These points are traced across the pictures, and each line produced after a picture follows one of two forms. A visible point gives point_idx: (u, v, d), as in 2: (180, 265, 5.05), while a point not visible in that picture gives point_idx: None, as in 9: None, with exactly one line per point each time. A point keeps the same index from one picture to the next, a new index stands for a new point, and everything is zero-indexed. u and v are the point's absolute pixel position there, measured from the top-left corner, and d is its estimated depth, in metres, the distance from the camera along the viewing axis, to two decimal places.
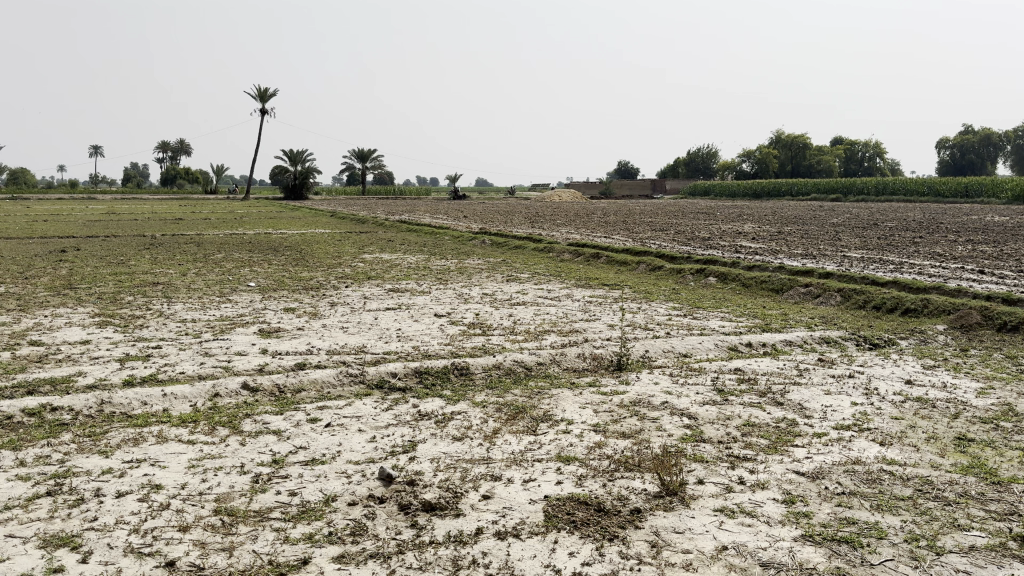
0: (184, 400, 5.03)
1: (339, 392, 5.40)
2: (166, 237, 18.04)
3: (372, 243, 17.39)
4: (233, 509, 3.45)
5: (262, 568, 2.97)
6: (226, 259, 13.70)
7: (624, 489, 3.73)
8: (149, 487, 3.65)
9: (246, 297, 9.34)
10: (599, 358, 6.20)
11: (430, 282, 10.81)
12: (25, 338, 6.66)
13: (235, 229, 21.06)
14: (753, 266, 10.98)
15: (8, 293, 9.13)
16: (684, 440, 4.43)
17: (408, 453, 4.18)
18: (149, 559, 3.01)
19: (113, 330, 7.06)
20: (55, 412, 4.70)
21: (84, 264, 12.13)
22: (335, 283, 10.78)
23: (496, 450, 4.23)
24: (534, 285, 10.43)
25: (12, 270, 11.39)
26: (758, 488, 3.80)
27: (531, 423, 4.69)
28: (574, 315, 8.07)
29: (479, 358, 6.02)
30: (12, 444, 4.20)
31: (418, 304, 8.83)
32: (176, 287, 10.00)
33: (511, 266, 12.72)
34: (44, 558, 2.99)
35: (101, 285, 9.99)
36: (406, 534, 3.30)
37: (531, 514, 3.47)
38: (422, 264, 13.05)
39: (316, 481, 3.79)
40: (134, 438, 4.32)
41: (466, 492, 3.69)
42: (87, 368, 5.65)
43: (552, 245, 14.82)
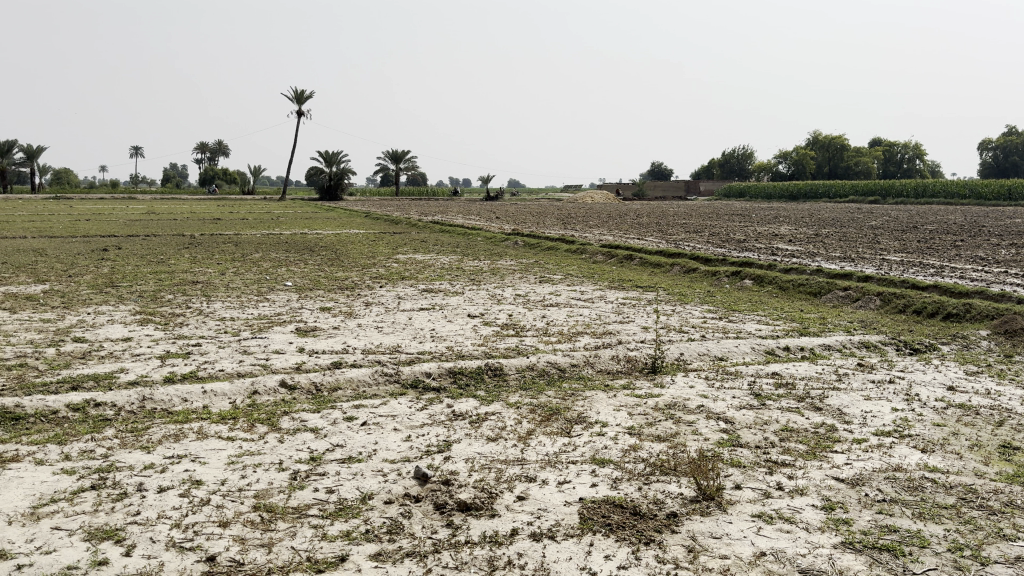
0: (223, 397, 5.11)
1: (374, 391, 5.44)
2: (205, 236, 18.25)
3: (406, 243, 17.48)
4: (272, 506, 3.49)
5: (300, 565, 3.00)
6: (264, 259, 13.89)
7: (660, 493, 3.71)
8: (190, 483, 3.71)
9: (282, 297, 9.44)
10: (634, 360, 6.17)
11: (464, 283, 10.82)
12: (69, 336, 6.78)
13: (272, 230, 21.25)
14: (791, 269, 10.82)
15: (52, 291, 9.31)
16: (721, 444, 4.39)
17: (443, 453, 4.20)
18: (190, 554, 3.06)
19: (154, 328, 7.17)
20: (99, 408, 4.80)
21: (125, 263, 12.33)
22: (370, 283, 10.86)
23: (530, 451, 4.22)
24: (567, 286, 10.40)
25: (56, 268, 11.59)
26: (796, 494, 3.75)
27: (565, 424, 4.68)
28: (607, 316, 8.04)
29: (514, 359, 6.03)
30: (57, 438, 4.30)
31: (452, 305, 8.87)
32: (215, 286, 10.14)
33: (544, 267, 12.70)
34: (89, 550, 3.05)
35: (142, 283, 10.17)
36: (442, 534, 3.31)
37: (565, 515, 3.46)
38: (455, 265, 13.11)
39: (353, 479, 3.82)
40: (175, 434, 4.39)
41: (501, 493, 3.69)
42: (129, 365, 5.76)
43: (585, 246, 14.80)
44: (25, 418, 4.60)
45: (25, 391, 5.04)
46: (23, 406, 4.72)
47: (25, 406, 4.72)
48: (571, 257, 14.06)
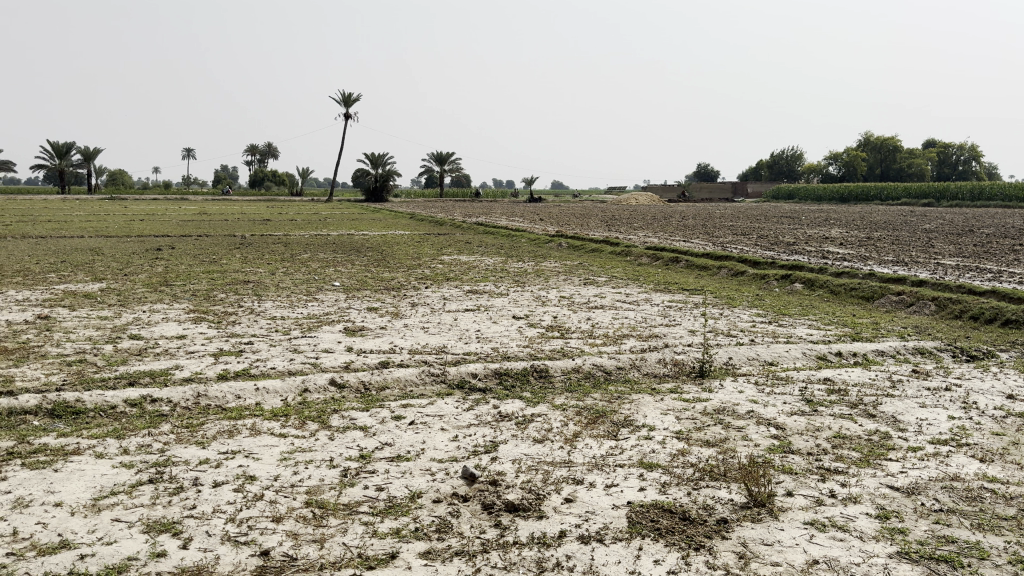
0: (274, 394, 5.20)
1: (421, 391, 5.48)
2: (255, 237, 18.64)
3: (451, 244, 17.58)
4: (324, 502, 3.54)
5: (351, 561, 3.04)
6: (312, 259, 14.13)
7: (710, 499, 3.66)
8: (244, 478, 3.78)
9: (330, 297, 9.57)
10: (681, 364, 6.11)
11: (508, 285, 10.85)
12: (126, 333, 6.98)
13: (320, 231, 21.59)
14: (842, 273, 10.62)
15: (109, 289, 9.57)
16: (772, 450, 4.32)
17: (490, 453, 4.21)
18: (245, 548, 3.11)
19: (208, 326, 7.33)
20: (155, 403, 4.92)
21: (179, 263, 12.62)
22: (415, 284, 10.96)
23: (577, 453, 4.21)
24: (612, 288, 10.35)
25: (112, 267, 11.92)
26: (850, 502, 3.67)
27: (611, 427, 4.66)
28: (653, 319, 7.99)
29: (559, 361, 6.02)
30: (116, 433, 4.42)
31: (497, 306, 8.89)
32: (265, 285, 10.32)
33: (589, 268, 12.66)
34: (148, 542, 3.13)
35: (194, 282, 10.41)
36: (490, 534, 3.32)
37: (614, 519, 3.44)
38: (499, 266, 13.15)
39: (402, 477, 3.86)
40: (229, 431, 4.48)
41: (549, 495, 3.69)
42: (184, 362, 5.89)
43: (630, 248, 14.73)
44: (86, 412, 4.74)
45: (85, 386, 5.19)
46: (84, 400, 4.86)
47: (85, 400, 4.86)
48: (617, 259, 13.99)
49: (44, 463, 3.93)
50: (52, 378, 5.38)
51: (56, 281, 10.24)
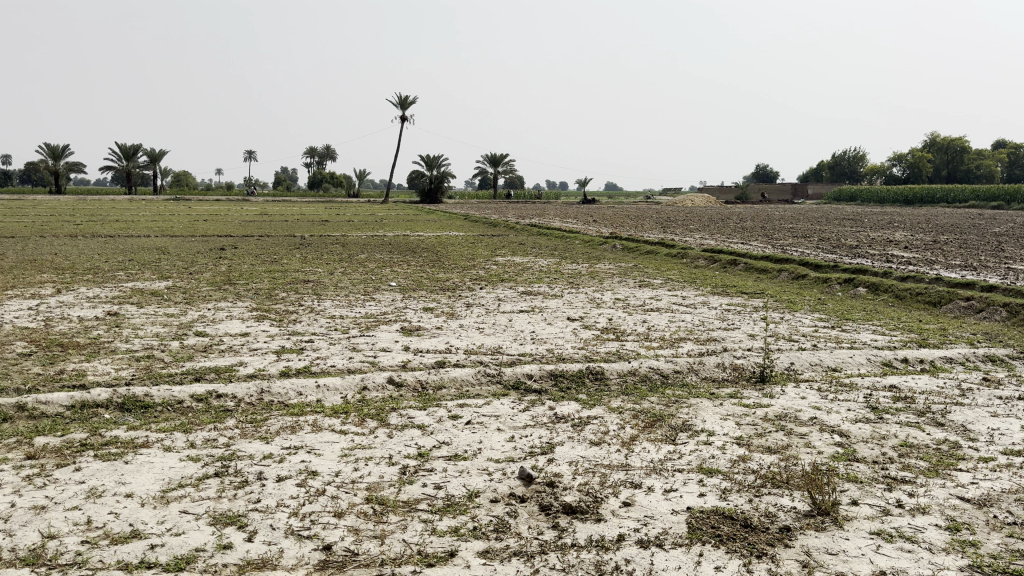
0: (334, 392, 5.29)
1: (477, 391, 5.50)
2: (314, 238, 19.00)
3: (505, 246, 17.64)
4: (384, 499, 3.59)
5: (411, 557, 3.07)
6: (369, 259, 14.37)
7: (772, 506, 3.60)
8: (306, 473, 3.86)
9: (387, 297, 9.69)
10: (740, 369, 6.01)
11: (562, 286, 10.84)
12: (192, 330, 7.17)
13: (377, 231, 21.93)
14: (908, 277, 10.32)
15: (175, 288, 9.85)
16: (836, 458, 4.22)
17: (547, 454, 4.21)
18: (308, 542, 3.17)
19: (269, 324, 7.49)
20: (220, 399, 5.05)
21: (240, 262, 12.92)
22: (470, 285, 11.04)
23: (634, 457, 4.18)
24: (667, 291, 10.25)
25: (178, 265, 12.28)
26: (918, 513, 3.56)
27: (669, 431, 4.61)
28: (711, 323, 7.87)
29: (616, 364, 5.98)
30: (183, 427, 4.55)
31: (552, 307, 8.89)
32: (325, 284, 10.52)
33: (644, 270, 12.56)
34: (215, 534, 3.21)
35: (257, 281, 10.66)
36: (548, 535, 3.32)
37: (673, 524, 3.41)
38: (553, 268, 13.13)
39: (459, 476, 3.88)
40: (291, 426, 4.58)
41: (606, 498, 3.67)
42: (248, 359, 6.04)
43: (687, 250, 14.56)
44: (154, 406, 4.89)
45: (154, 381, 5.36)
46: (152, 394, 5.02)
47: (154, 395, 5.01)
48: (672, 261, 13.86)
49: (115, 455, 4.07)
50: (122, 373, 5.57)
51: (125, 280, 10.58)
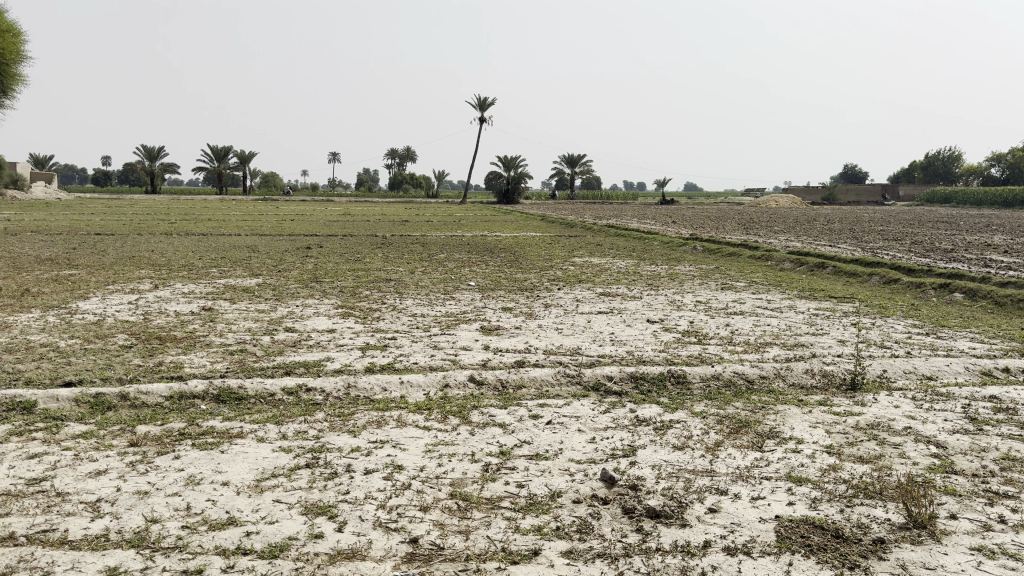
0: (418, 389, 5.39)
1: (558, 391, 5.51)
2: (396, 237, 19.30)
3: (583, 247, 17.56)
4: (467, 495, 3.63)
5: (495, 554, 3.10)
6: (448, 259, 14.56)
7: (865, 517, 3.49)
8: (392, 467, 3.94)
9: (466, 296, 9.76)
10: (830, 375, 5.84)
11: (642, 288, 10.73)
12: (281, 325, 7.41)
13: (456, 232, 22.15)
14: (1009, 283, 9.83)
15: (265, 284, 10.18)
16: (932, 469, 4.06)
17: (629, 457, 4.18)
18: (395, 535, 3.24)
19: (354, 322, 7.67)
20: (310, 392, 5.21)
21: (325, 261, 13.24)
22: (549, 285, 11.05)
23: (720, 463, 4.10)
24: (751, 294, 10.04)
25: (266, 263, 12.65)
26: (1022, 530, 3.39)
27: (756, 438, 4.51)
28: (798, 328, 7.65)
29: (698, 368, 5.90)
30: (274, 419, 4.71)
31: (632, 309, 8.81)
32: (406, 283, 10.70)
33: (726, 273, 12.34)
34: (307, 524, 3.32)
35: (341, 279, 10.93)
36: (632, 538, 3.30)
37: (761, 532, 3.34)
38: (633, 269, 12.99)
39: (541, 475, 3.90)
40: (377, 421, 4.69)
41: (691, 503, 3.62)
42: (334, 355, 6.20)
43: (771, 252, 14.23)
44: (247, 398, 5.08)
45: (247, 374, 5.57)
46: (245, 387, 5.21)
47: (247, 387, 5.21)
48: (757, 263, 13.56)
49: (213, 444, 4.25)
50: (217, 366, 5.80)
51: (217, 276, 10.97)
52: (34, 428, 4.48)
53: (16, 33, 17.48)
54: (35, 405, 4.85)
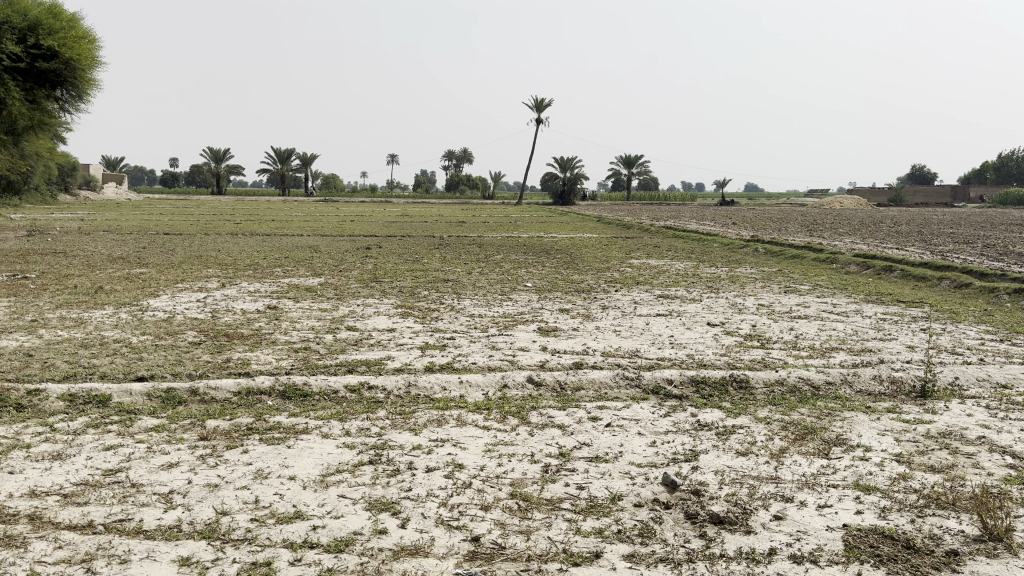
0: (477, 389, 5.43)
1: (616, 393, 5.49)
2: (453, 238, 19.48)
3: (640, 249, 17.46)
4: (528, 495, 3.64)
5: (557, 556, 3.10)
6: (505, 259, 14.63)
7: (937, 528, 3.38)
8: (453, 465, 3.98)
9: (523, 298, 9.79)
10: (899, 383, 5.68)
11: (702, 290, 10.60)
12: (343, 324, 7.53)
13: (512, 233, 22.22)
14: None
15: (327, 284, 10.36)
16: (1008, 480, 3.92)
17: (691, 462, 4.13)
18: (457, 533, 3.27)
19: (413, 321, 7.76)
20: (371, 390, 5.29)
21: (384, 261, 13.42)
22: (606, 287, 10.99)
23: (785, 470, 4.03)
24: (816, 298, 9.82)
25: (328, 263, 12.89)
26: None
27: (822, 445, 4.42)
28: (864, 333, 7.45)
29: (761, 372, 5.80)
30: (338, 416, 4.79)
31: (691, 312, 8.72)
32: (463, 284, 10.77)
33: (789, 276, 12.08)
34: (371, 520, 3.37)
35: (400, 279, 11.06)
36: (695, 544, 3.26)
37: (828, 541, 3.27)
38: (692, 271, 12.83)
39: (602, 478, 3.89)
40: (438, 419, 4.74)
41: (756, 510, 3.56)
42: (395, 354, 6.29)
43: (836, 255, 13.91)
44: (312, 395, 5.18)
45: (311, 371, 5.69)
46: (310, 384, 5.32)
47: (312, 384, 5.32)
48: (820, 266, 13.27)
49: (279, 439, 4.36)
50: (282, 363, 5.93)
51: (280, 276, 11.22)
52: (110, 421, 4.66)
53: (91, 39, 18.14)
54: (110, 399, 5.03)
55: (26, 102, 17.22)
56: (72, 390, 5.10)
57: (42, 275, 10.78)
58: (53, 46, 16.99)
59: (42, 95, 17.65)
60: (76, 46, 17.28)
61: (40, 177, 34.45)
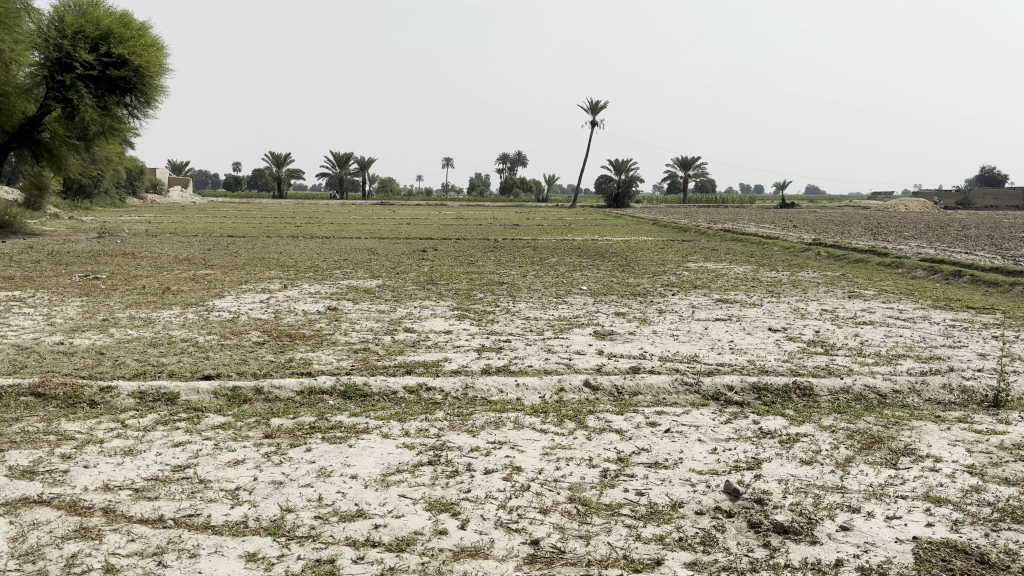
0: (534, 392, 5.43)
1: (675, 399, 5.43)
2: (507, 241, 19.56)
3: (698, 252, 17.22)
4: (587, 500, 3.63)
5: (617, 561, 3.08)
6: (560, 262, 14.61)
7: (1014, 543, 3.26)
8: (511, 468, 3.99)
9: (578, 301, 9.76)
10: (970, 392, 5.49)
11: (762, 295, 10.41)
12: (401, 326, 7.63)
13: (568, 236, 22.17)
14: None
15: (384, 286, 10.50)
16: None
17: (753, 470, 4.06)
18: (517, 535, 3.28)
19: (469, 324, 7.80)
20: (429, 391, 5.34)
21: (440, 264, 13.53)
22: (663, 290, 10.88)
23: (851, 480, 3.93)
24: (881, 303, 9.57)
25: (385, 266, 13.07)
26: None
27: (890, 455, 4.30)
28: (933, 340, 7.23)
29: (826, 380, 5.68)
30: (397, 416, 4.85)
31: (751, 317, 8.57)
32: (519, 287, 10.79)
33: (853, 280, 11.79)
34: (431, 520, 3.40)
35: (456, 282, 11.14)
36: (759, 553, 3.21)
37: (898, 554, 3.18)
38: (751, 275, 12.63)
39: (661, 484, 3.85)
40: (495, 422, 4.75)
41: (821, 520, 3.48)
42: (452, 356, 6.34)
43: (902, 259, 13.53)
44: (372, 395, 5.26)
45: (370, 371, 5.77)
46: (370, 384, 5.40)
47: (371, 385, 5.39)
48: (886, 271, 12.92)
49: (341, 438, 4.43)
50: (342, 364, 6.02)
51: (340, 278, 11.41)
52: (178, 418, 4.80)
53: (160, 46, 18.67)
54: (178, 396, 5.19)
55: (98, 108, 17.84)
56: (142, 387, 5.27)
57: (112, 276, 11.16)
58: (123, 53, 17.63)
59: (113, 101, 18.25)
60: (145, 53, 17.81)
61: (111, 180, 35.66)
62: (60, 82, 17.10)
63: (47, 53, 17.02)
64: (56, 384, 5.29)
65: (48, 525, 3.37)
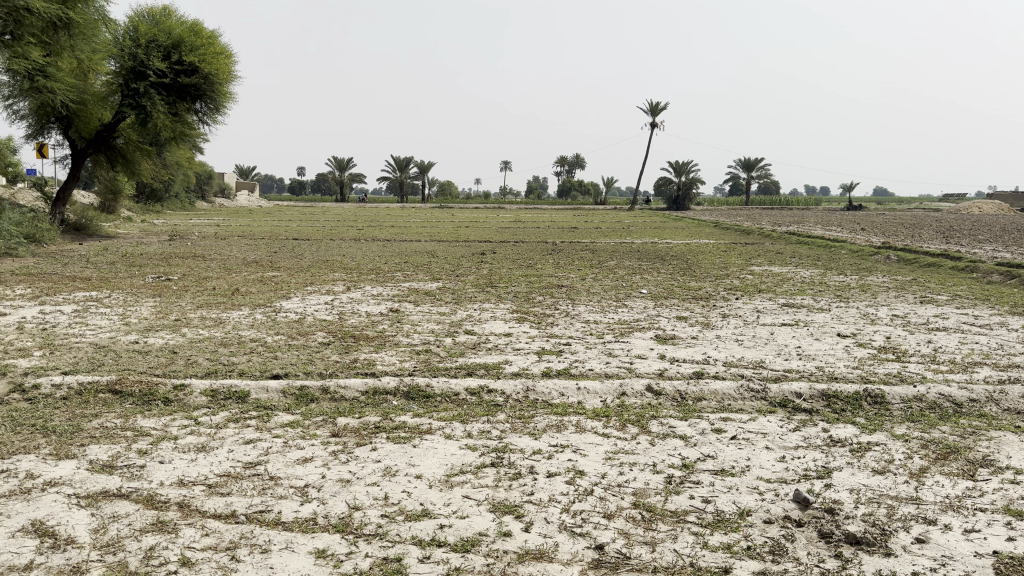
0: (596, 395, 5.42)
1: (740, 405, 5.34)
2: (567, 243, 19.54)
3: (762, 255, 16.92)
4: (652, 506, 3.61)
5: (684, 569, 3.06)
6: (619, 266, 14.54)
7: None
8: (574, 472, 3.99)
9: (639, 304, 9.68)
10: None
11: (829, 299, 10.15)
12: (461, 328, 7.69)
13: (626, 238, 22.04)
14: None
15: (445, 289, 10.60)
16: None
17: (823, 479, 3.97)
18: (581, 540, 3.28)
19: (529, 326, 7.83)
20: (491, 394, 5.37)
21: (499, 267, 13.61)
22: (724, 294, 10.72)
23: (926, 491, 3.81)
24: (955, 309, 9.24)
25: (445, 268, 13.20)
26: None
27: (967, 466, 4.15)
28: (1011, 348, 6.95)
29: (898, 388, 5.51)
30: (460, 417, 4.90)
31: (818, 322, 8.38)
32: (578, 290, 10.76)
33: (924, 285, 11.43)
34: (496, 521, 3.43)
35: (515, 285, 11.16)
36: (830, 564, 3.14)
37: (977, 568, 3.08)
38: (818, 280, 12.33)
39: (728, 492, 3.79)
40: (557, 425, 4.76)
41: (895, 532, 3.39)
42: (513, 358, 6.36)
43: (977, 263, 13.06)
44: (434, 396, 5.32)
45: (433, 373, 5.84)
46: (432, 385, 5.47)
47: (434, 386, 5.45)
48: (959, 275, 12.49)
49: (405, 438, 4.49)
50: (405, 365, 6.10)
51: (402, 280, 11.57)
52: (249, 416, 4.93)
53: (228, 54, 19.19)
54: (248, 395, 5.33)
55: (169, 114, 18.46)
56: (213, 386, 5.43)
57: (184, 277, 11.54)
58: (194, 61, 18.15)
59: (184, 108, 18.85)
60: (214, 61, 18.31)
61: (181, 185, 36.86)
62: (134, 90, 17.78)
63: (123, 62, 17.81)
64: (132, 382, 5.49)
65: (127, 518, 3.50)
